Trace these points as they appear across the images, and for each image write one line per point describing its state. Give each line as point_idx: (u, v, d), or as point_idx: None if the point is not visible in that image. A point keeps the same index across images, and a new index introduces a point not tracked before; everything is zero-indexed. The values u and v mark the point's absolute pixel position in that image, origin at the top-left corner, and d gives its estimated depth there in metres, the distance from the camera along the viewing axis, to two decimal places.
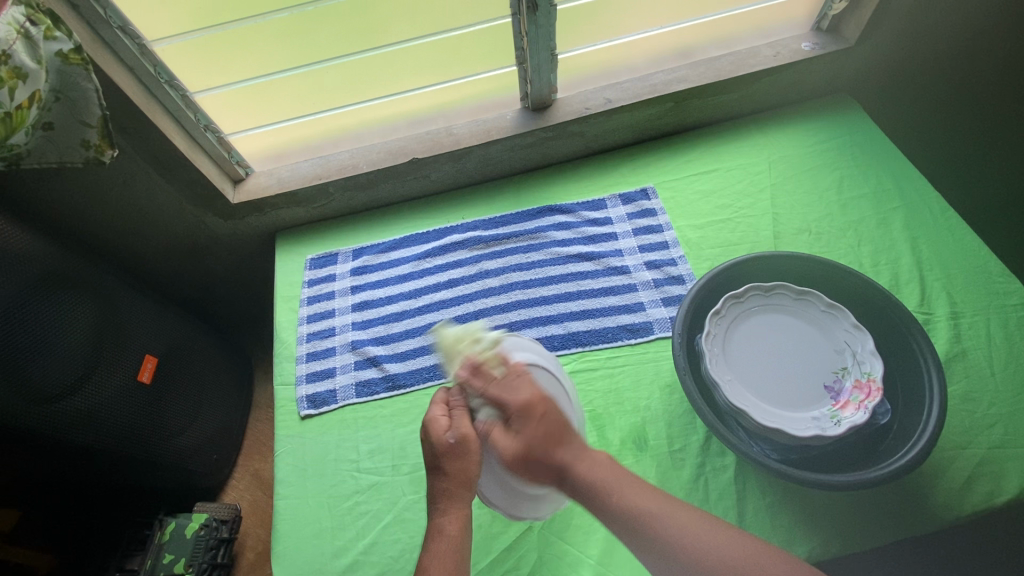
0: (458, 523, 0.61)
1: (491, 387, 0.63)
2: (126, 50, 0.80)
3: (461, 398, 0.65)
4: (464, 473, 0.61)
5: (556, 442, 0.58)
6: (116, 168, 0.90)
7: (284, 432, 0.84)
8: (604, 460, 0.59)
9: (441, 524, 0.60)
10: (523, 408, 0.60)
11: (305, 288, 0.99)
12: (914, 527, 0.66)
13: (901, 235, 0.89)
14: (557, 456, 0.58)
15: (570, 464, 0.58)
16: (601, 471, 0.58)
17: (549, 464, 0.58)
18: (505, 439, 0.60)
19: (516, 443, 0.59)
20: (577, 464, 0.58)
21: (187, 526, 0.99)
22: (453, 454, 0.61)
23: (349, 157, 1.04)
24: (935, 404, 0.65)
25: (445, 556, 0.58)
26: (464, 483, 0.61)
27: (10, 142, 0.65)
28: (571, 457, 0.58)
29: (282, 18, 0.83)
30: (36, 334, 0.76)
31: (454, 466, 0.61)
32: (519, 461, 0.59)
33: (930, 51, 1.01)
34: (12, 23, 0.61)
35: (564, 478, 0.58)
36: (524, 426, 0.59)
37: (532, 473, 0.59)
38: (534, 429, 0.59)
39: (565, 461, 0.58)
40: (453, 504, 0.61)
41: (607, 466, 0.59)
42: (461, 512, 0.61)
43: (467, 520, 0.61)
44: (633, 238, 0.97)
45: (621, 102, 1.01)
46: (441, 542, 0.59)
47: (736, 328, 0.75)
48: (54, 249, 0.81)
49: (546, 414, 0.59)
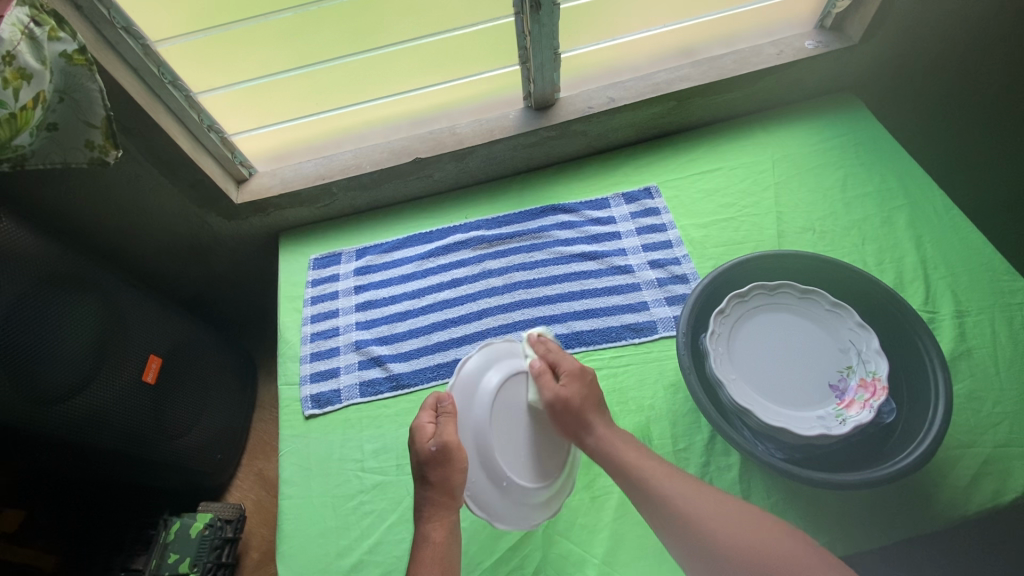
0: (442, 530, 0.63)
1: (548, 352, 0.73)
2: (130, 51, 0.80)
3: (446, 406, 0.69)
4: (446, 480, 0.64)
5: (587, 406, 0.67)
6: (119, 168, 0.90)
7: (288, 432, 0.84)
8: (624, 434, 0.67)
9: (427, 531, 0.63)
10: (573, 372, 0.70)
11: (308, 288, 0.99)
12: (920, 525, 0.66)
13: (906, 234, 0.89)
14: (588, 413, 0.67)
15: (592, 429, 0.66)
16: (618, 443, 0.65)
17: (578, 418, 0.67)
18: (553, 384, 0.69)
19: (564, 390, 0.68)
20: (597, 429, 0.66)
21: (190, 526, 0.99)
22: (435, 462, 0.65)
23: (352, 157, 1.04)
24: (940, 403, 0.65)
25: (431, 561, 0.61)
26: (447, 491, 0.64)
27: (15, 143, 0.65)
28: (595, 426, 0.66)
29: (285, 18, 0.83)
30: (42, 335, 0.76)
31: (437, 473, 0.65)
32: (557, 405, 0.68)
33: (934, 49, 1.01)
34: (16, 24, 0.61)
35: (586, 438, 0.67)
36: (572, 381, 0.69)
37: (561, 422, 0.68)
38: (576, 386, 0.69)
39: (590, 424, 0.66)
40: (438, 511, 0.64)
41: (626, 437, 0.66)
42: (445, 519, 0.64)
43: (451, 527, 0.64)
44: (636, 237, 0.97)
45: (624, 101, 1.01)
46: (427, 548, 0.62)
47: (741, 327, 0.75)
48: (59, 250, 0.81)
49: (592, 380, 0.69)
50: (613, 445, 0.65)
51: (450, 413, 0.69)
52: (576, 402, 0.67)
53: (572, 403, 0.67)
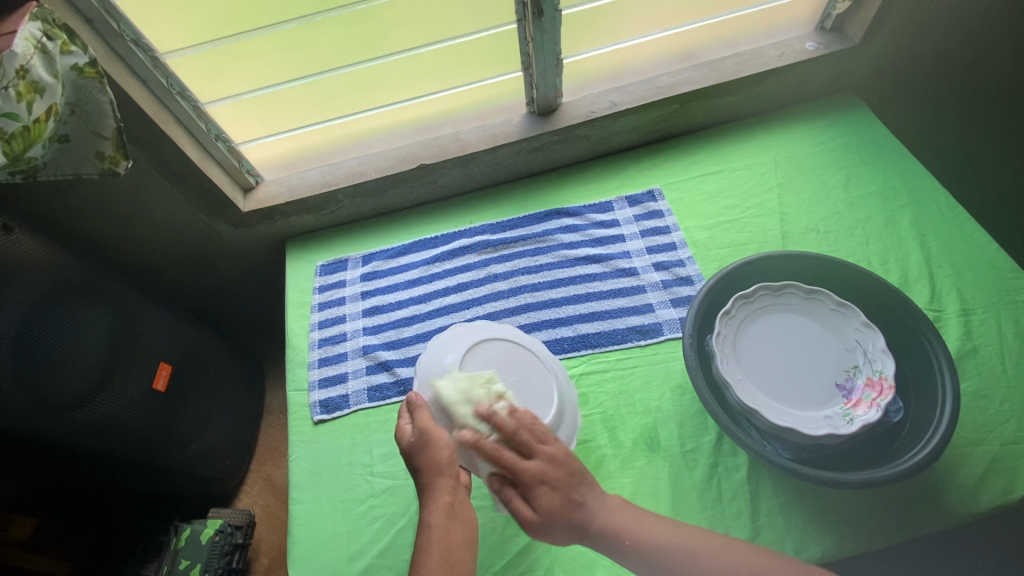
0: (440, 514, 0.62)
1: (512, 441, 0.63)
2: (138, 63, 0.81)
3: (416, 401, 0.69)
4: (432, 463, 0.64)
5: (572, 501, 0.62)
6: (128, 177, 0.91)
7: (298, 438, 0.85)
8: (616, 503, 0.64)
9: (425, 516, 0.62)
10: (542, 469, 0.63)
11: (316, 294, 1.00)
12: (929, 524, 0.66)
13: (910, 233, 0.89)
14: (575, 516, 0.61)
15: (592, 513, 0.62)
16: (614, 519, 0.62)
17: (569, 527, 0.61)
18: (531, 500, 0.62)
19: (542, 507, 0.61)
20: (593, 518, 0.62)
21: (201, 532, 0.99)
22: (416, 450, 0.65)
23: (357, 164, 1.05)
24: (948, 402, 0.65)
25: (432, 550, 0.60)
26: (436, 470, 0.64)
27: (28, 156, 0.66)
28: (586, 510, 0.62)
29: (292, 28, 0.84)
30: (53, 344, 0.77)
31: (420, 458, 0.65)
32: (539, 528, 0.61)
33: (935, 50, 1.01)
34: (29, 38, 0.62)
35: (584, 533, 0.62)
36: (548, 490, 0.62)
37: (550, 538, 0.62)
38: (552, 496, 0.61)
39: (585, 512, 0.62)
40: (433, 495, 0.63)
41: (622, 509, 0.63)
42: (442, 501, 0.63)
43: (451, 509, 0.62)
44: (640, 240, 0.98)
45: (627, 105, 1.02)
46: (427, 534, 0.61)
47: (746, 328, 0.76)
48: (70, 260, 0.82)
49: (563, 477, 0.62)
50: (617, 525, 0.61)
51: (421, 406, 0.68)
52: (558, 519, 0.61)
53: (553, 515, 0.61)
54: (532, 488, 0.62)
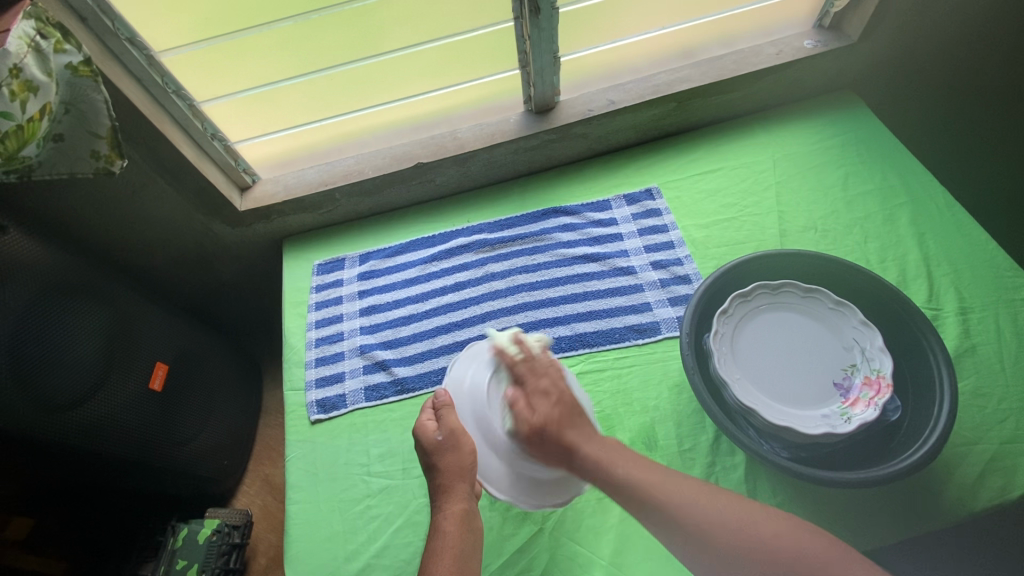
0: (454, 519, 0.65)
1: (519, 367, 0.68)
2: (134, 61, 0.81)
3: (442, 401, 0.73)
4: (455, 467, 0.67)
5: (567, 420, 0.62)
6: (123, 176, 0.90)
7: (295, 438, 0.85)
8: (613, 442, 0.62)
9: (439, 522, 0.65)
10: (546, 390, 0.66)
11: (312, 293, 1.00)
12: (927, 523, 0.66)
13: (908, 232, 0.89)
14: (566, 434, 0.61)
15: (577, 448, 0.61)
16: (607, 453, 0.60)
17: (559, 443, 0.62)
18: (530, 411, 0.65)
19: (537, 417, 0.63)
20: (582, 444, 0.61)
21: (198, 532, 0.99)
22: (441, 450, 0.68)
23: (354, 163, 1.05)
24: (945, 401, 0.65)
25: (445, 553, 0.62)
26: (458, 475, 0.67)
27: (22, 154, 0.65)
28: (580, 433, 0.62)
29: (288, 26, 0.83)
30: (48, 344, 0.76)
31: (444, 459, 0.68)
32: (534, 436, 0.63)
33: (934, 47, 1.01)
34: (23, 36, 0.62)
35: (572, 454, 0.61)
36: (546, 400, 0.64)
37: (543, 452, 0.63)
38: (547, 406, 0.64)
39: (571, 441, 0.61)
40: (448, 501, 0.66)
41: (614, 447, 0.61)
42: (457, 508, 0.65)
43: (464, 516, 0.65)
44: (638, 238, 0.97)
45: (624, 103, 1.02)
46: (441, 539, 0.63)
47: (744, 327, 0.75)
48: (65, 259, 0.82)
49: (563, 399, 0.64)
50: (603, 455, 0.60)
51: (446, 407, 0.72)
52: (551, 426, 0.62)
53: (547, 426, 0.62)
54: (533, 401, 0.65)
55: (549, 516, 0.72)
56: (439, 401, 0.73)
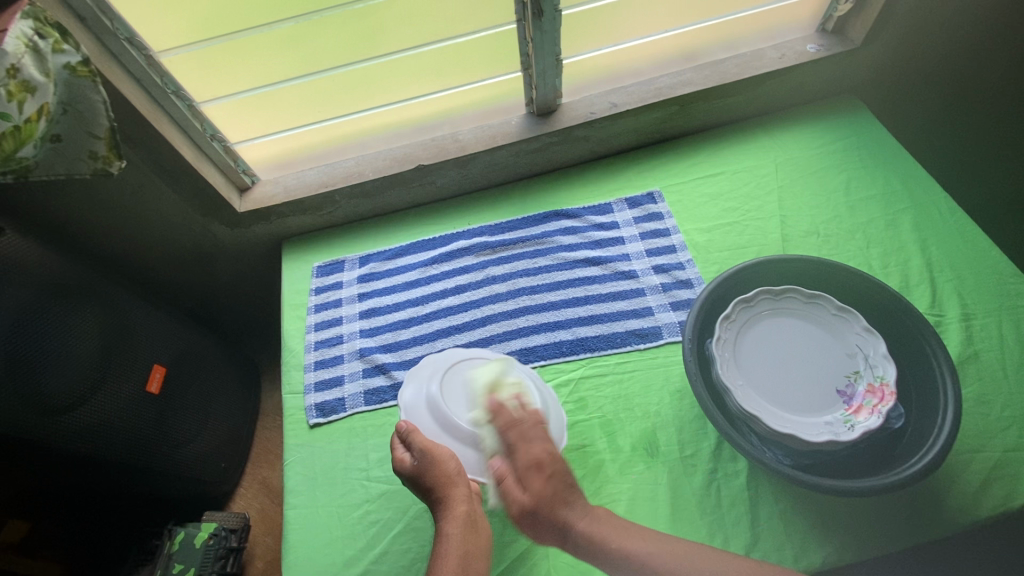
0: (456, 524, 0.64)
1: (509, 432, 0.67)
2: (133, 61, 0.80)
3: (404, 429, 0.72)
4: (443, 476, 0.67)
5: (561, 496, 0.63)
6: (122, 177, 0.90)
7: (293, 441, 0.84)
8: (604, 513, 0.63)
9: (444, 529, 0.64)
10: (537, 457, 0.65)
11: (312, 296, 0.99)
12: (930, 532, 0.66)
13: (911, 237, 0.88)
14: (559, 514, 0.62)
15: (570, 524, 0.61)
16: (601, 526, 0.61)
17: (551, 524, 0.62)
18: (520, 488, 0.64)
19: (531, 492, 0.63)
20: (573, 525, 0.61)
21: (195, 536, 0.98)
22: (423, 468, 0.68)
23: (355, 165, 1.04)
24: (949, 409, 0.65)
25: (449, 557, 0.62)
26: (450, 482, 0.66)
27: (19, 155, 0.65)
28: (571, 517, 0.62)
29: (288, 27, 0.83)
30: (46, 349, 0.76)
31: (430, 475, 0.67)
32: (527, 515, 0.63)
33: (937, 52, 1.01)
34: (21, 37, 0.61)
35: (564, 534, 0.61)
36: (539, 474, 0.63)
37: (534, 531, 0.63)
38: (542, 482, 0.63)
39: (564, 522, 0.61)
40: (448, 508, 0.65)
41: (605, 518, 0.62)
42: (459, 512, 0.65)
43: (466, 518, 0.64)
44: (640, 242, 0.97)
45: (626, 106, 1.01)
46: (446, 544, 0.63)
47: (747, 333, 0.75)
48: (61, 261, 0.81)
49: (557, 469, 0.64)
50: (594, 534, 0.60)
51: (412, 431, 0.71)
52: (543, 507, 0.62)
53: (540, 507, 0.62)
54: (524, 476, 0.64)
55: None
56: (403, 431, 0.72)
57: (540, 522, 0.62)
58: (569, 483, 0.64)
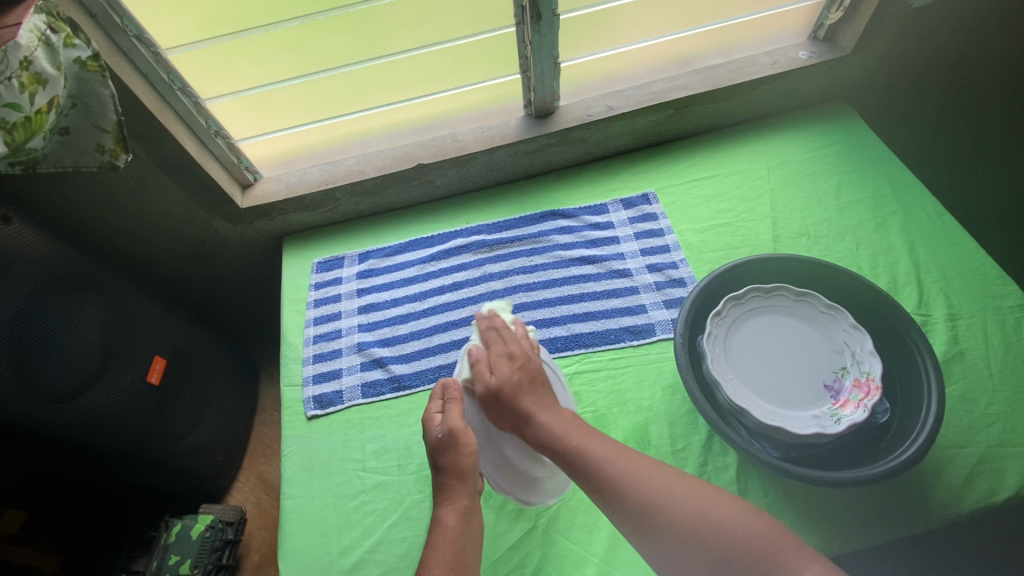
0: (455, 514, 0.65)
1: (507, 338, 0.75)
2: (140, 58, 0.82)
3: (451, 394, 0.71)
4: (454, 466, 0.67)
5: (526, 389, 0.69)
6: (127, 171, 0.92)
7: (291, 433, 0.85)
8: (567, 415, 0.67)
9: (441, 514, 0.65)
10: (511, 356, 0.72)
11: (311, 291, 1.01)
12: (914, 524, 0.67)
13: (899, 239, 0.90)
14: (519, 400, 0.68)
15: (533, 411, 0.66)
16: (564, 423, 0.65)
17: (511, 405, 0.68)
18: (490, 371, 0.71)
19: (497, 375, 0.70)
20: (536, 418, 0.66)
21: (192, 527, 0.99)
22: (443, 447, 0.68)
23: (355, 163, 1.06)
24: (933, 403, 0.66)
25: (444, 546, 0.62)
26: (457, 475, 0.66)
27: (28, 147, 0.66)
28: (540, 403, 0.67)
29: (292, 27, 0.85)
30: (47, 336, 0.77)
31: (445, 457, 0.67)
32: (490, 394, 0.69)
33: (923, 61, 1.04)
34: (34, 30, 0.63)
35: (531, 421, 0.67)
36: (509, 365, 0.71)
37: (497, 412, 0.69)
38: (510, 370, 0.70)
39: (528, 408, 0.67)
40: (450, 496, 0.66)
41: (570, 420, 0.66)
42: (459, 504, 0.65)
43: (465, 512, 0.65)
44: (634, 242, 0.99)
45: (622, 109, 1.04)
46: (442, 532, 0.63)
47: (737, 329, 0.77)
48: (67, 252, 0.83)
49: (532, 372, 0.70)
50: (554, 426, 0.65)
51: (453, 400, 0.71)
52: (507, 389, 0.68)
53: (505, 390, 0.68)
54: (496, 365, 0.71)
55: (543, 513, 0.73)
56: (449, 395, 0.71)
57: (500, 411, 0.69)
58: (541, 381, 0.70)
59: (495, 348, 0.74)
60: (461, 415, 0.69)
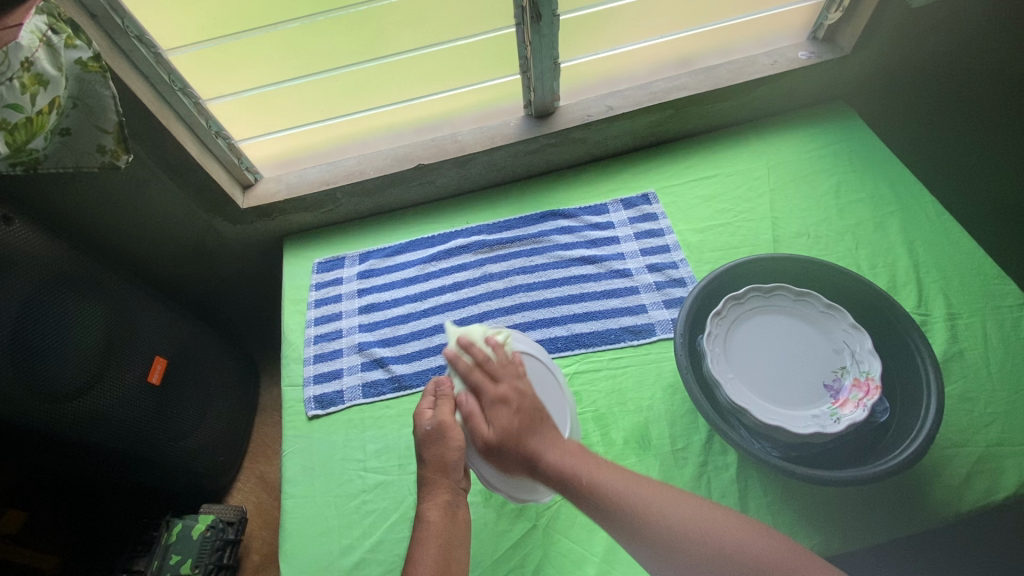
0: (438, 510, 0.65)
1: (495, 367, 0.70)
2: (141, 59, 0.82)
3: (443, 390, 0.71)
4: (438, 461, 0.67)
5: (527, 430, 0.65)
6: (128, 172, 0.92)
7: (292, 433, 0.85)
8: (574, 446, 0.64)
9: (423, 511, 0.65)
10: (503, 396, 0.67)
11: (312, 291, 1.01)
12: (913, 523, 0.67)
13: (898, 239, 0.91)
14: (525, 445, 0.64)
15: (540, 452, 0.63)
16: (572, 459, 0.63)
17: (517, 452, 0.64)
18: (486, 424, 0.66)
19: (497, 425, 0.65)
20: (543, 453, 0.63)
21: (192, 527, 0.99)
22: (430, 441, 0.68)
23: (356, 163, 1.06)
24: (932, 401, 0.66)
25: (429, 542, 0.62)
26: (442, 470, 0.66)
27: (30, 147, 0.67)
28: (545, 440, 0.64)
29: (292, 28, 0.85)
30: (48, 336, 0.77)
31: (430, 452, 0.67)
32: (492, 447, 0.65)
33: (922, 61, 1.04)
34: (35, 31, 0.63)
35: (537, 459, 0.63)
36: (506, 411, 0.66)
37: (503, 463, 0.65)
38: (509, 416, 0.65)
39: (533, 447, 0.63)
40: (432, 492, 0.66)
41: (578, 453, 0.64)
42: (440, 499, 0.65)
43: (448, 508, 0.65)
44: (634, 242, 0.99)
45: (622, 110, 1.04)
46: (426, 528, 0.63)
47: (736, 329, 0.77)
48: (68, 253, 0.83)
49: (525, 404, 0.66)
50: (564, 464, 0.62)
51: (443, 396, 0.71)
52: (510, 440, 0.64)
53: (508, 439, 0.64)
54: (492, 413, 0.66)
55: (543, 512, 0.73)
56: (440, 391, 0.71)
57: (504, 456, 0.64)
58: (540, 418, 0.66)
59: (485, 392, 0.68)
60: (451, 410, 0.69)
